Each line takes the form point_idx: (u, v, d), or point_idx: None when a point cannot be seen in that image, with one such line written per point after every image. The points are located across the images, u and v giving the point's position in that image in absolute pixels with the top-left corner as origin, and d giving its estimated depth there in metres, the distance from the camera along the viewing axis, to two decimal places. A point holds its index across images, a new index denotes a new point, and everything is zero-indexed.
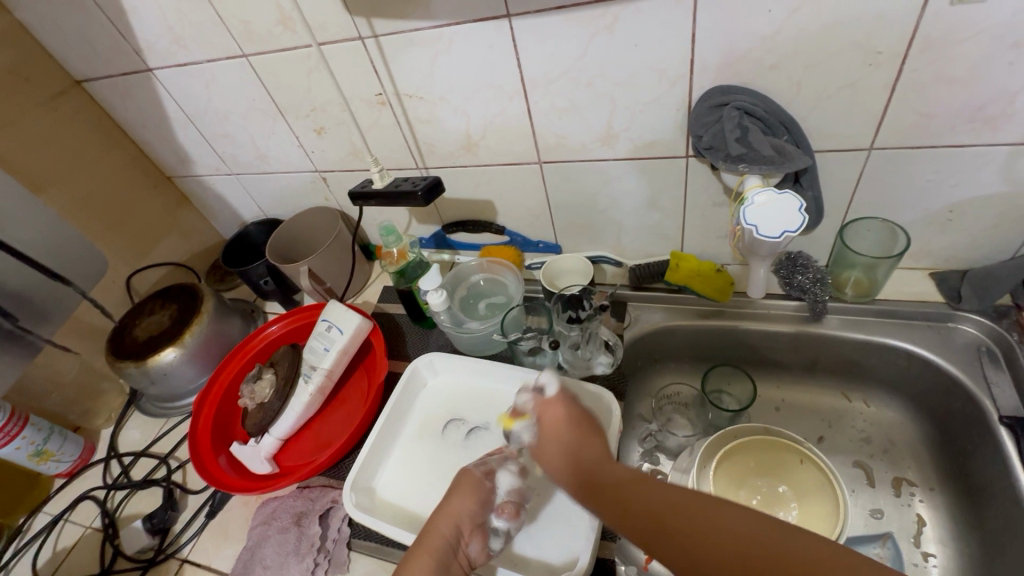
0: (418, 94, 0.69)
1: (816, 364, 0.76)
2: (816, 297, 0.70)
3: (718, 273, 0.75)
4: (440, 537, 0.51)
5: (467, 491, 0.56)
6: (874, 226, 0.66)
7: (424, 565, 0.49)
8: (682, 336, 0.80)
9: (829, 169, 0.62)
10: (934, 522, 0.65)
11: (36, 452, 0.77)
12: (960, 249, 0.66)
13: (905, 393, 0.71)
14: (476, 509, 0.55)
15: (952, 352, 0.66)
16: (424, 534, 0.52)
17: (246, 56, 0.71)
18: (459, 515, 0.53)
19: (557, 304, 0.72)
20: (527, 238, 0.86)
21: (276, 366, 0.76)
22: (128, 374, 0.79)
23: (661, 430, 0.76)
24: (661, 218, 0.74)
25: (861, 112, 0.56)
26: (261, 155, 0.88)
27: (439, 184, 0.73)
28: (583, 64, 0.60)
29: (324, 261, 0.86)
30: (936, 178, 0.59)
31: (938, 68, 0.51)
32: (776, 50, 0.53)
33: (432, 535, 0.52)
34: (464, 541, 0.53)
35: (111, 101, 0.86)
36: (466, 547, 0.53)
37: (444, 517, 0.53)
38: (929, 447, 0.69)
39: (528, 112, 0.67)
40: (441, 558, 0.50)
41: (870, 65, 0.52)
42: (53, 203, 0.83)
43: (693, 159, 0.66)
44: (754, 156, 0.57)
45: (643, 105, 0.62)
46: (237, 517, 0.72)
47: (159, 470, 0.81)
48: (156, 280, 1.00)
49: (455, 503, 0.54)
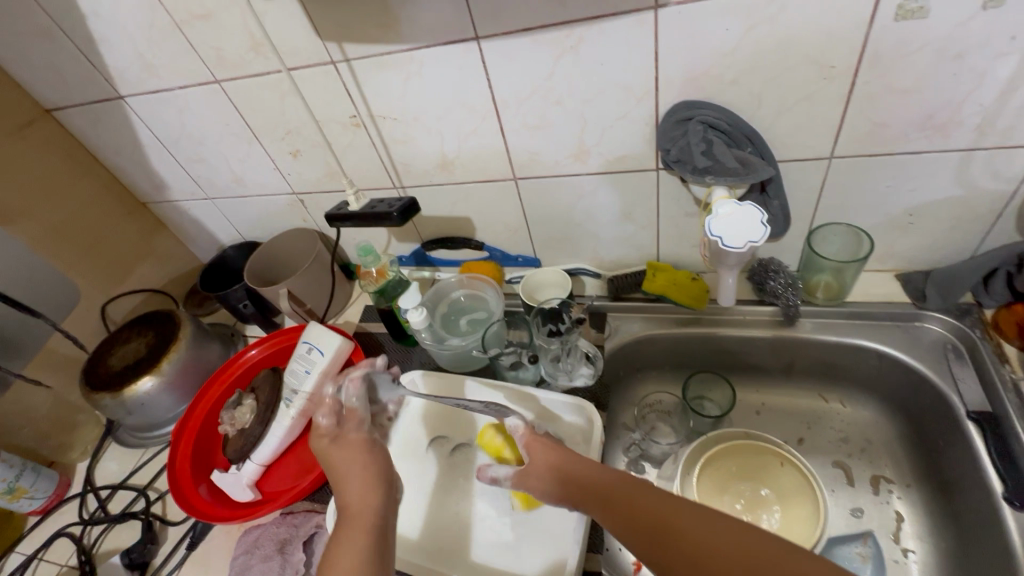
0: (392, 115, 0.70)
1: (793, 367, 0.77)
2: (789, 301, 0.72)
3: (695, 281, 0.76)
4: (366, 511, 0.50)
5: (357, 450, 0.55)
6: (841, 231, 0.68)
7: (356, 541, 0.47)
8: (662, 345, 0.80)
9: (794, 178, 0.64)
10: (912, 518, 0.66)
11: (8, 489, 0.74)
12: (922, 251, 0.68)
13: (878, 392, 0.73)
14: (378, 466, 0.54)
15: (920, 350, 0.68)
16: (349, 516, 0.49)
17: (218, 82, 0.71)
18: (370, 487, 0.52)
19: (537, 317, 0.74)
20: (506, 252, 0.86)
21: (256, 391, 0.76)
22: (104, 405, 0.78)
23: (645, 438, 0.77)
24: (636, 229, 0.76)
25: (819, 123, 0.58)
26: (238, 179, 0.88)
27: (413, 205, 0.73)
28: (551, 83, 0.61)
29: (305, 283, 0.87)
30: (894, 184, 0.62)
31: (888, 80, 0.53)
32: (735, 66, 0.55)
33: (357, 510, 0.50)
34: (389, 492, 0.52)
35: (82, 129, 0.85)
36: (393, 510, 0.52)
37: (359, 487, 0.52)
38: (903, 443, 0.70)
39: (500, 131, 0.68)
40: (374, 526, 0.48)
41: (824, 79, 0.54)
42: (22, 234, 0.82)
43: (663, 172, 0.67)
44: (720, 168, 0.59)
45: (611, 121, 0.63)
46: (219, 547, 0.71)
47: (137, 502, 0.79)
48: (132, 308, 0.99)
49: (356, 473, 0.53)
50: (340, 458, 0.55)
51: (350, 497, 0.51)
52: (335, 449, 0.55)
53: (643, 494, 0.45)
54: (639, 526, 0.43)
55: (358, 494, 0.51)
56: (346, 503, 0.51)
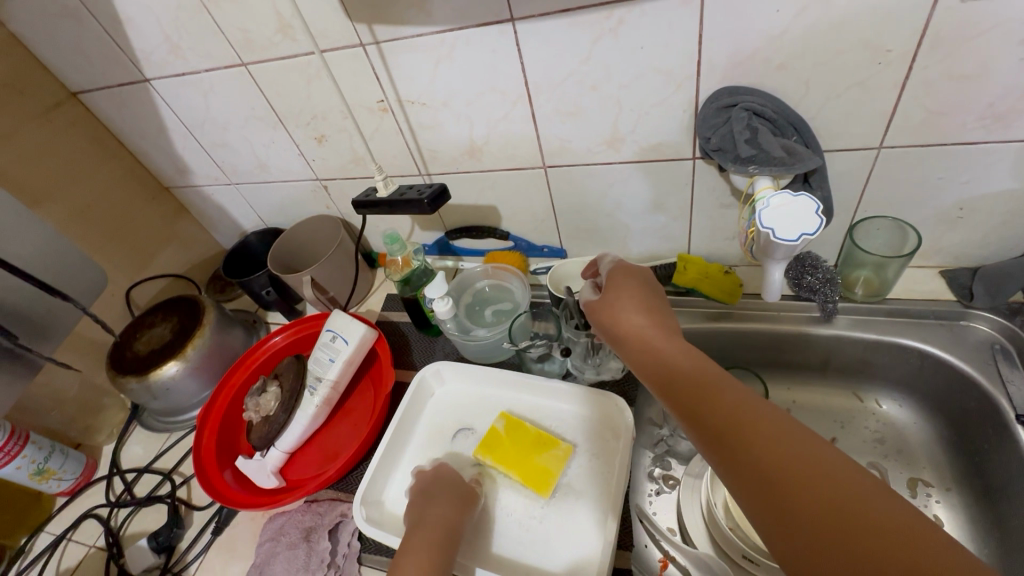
0: (420, 100, 0.68)
1: (827, 364, 0.75)
2: (827, 297, 0.69)
3: (728, 275, 0.74)
4: (436, 524, 0.55)
5: (447, 485, 0.60)
6: (884, 225, 0.65)
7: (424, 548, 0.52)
8: (693, 340, 0.78)
9: (838, 168, 0.61)
10: (952, 523, 0.64)
11: (37, 470, 0.75)
12: (969, 247, 0.66)
13: (917, 392, 0.71)
14: (460, 503, 0.58)
15: (966, 350, 0.65)
16: (420, 524, 0.55)
17: (245, 65, 0.70)
18: (445, 506, 0.57)
19: (566, 310, 0.71)
20: (531, 242, 0.85)
21: (280, 379, 0.75)
22: (130, 389, 0.78)
23: (672, 435, 0.74)
24: (668, 220, 0.74)
25: (871, 110, 0.55)
26: (262, 165, 0.87)
27: (445, 191, 0.71)
28: (587, 68, 0.59)
29: (328, 270, 0.86)
30: (946, 176, 0.59)
31: (949, 65, 0.50)
32: (784, 50, 0.53)
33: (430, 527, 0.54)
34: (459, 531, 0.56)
35: (108, 113, 0.85)
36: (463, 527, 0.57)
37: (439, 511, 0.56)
38: (943, 446, 0.68)
39: (531, 117, 0.66)
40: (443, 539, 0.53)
41: (879, 63, 0.52)
42: (49, 218, 0.82)
43: (699, 161, 0.65)
44: (765, 157, 0.56)
45: (649, 108, 0.61)
46: (245, 532, 0.71)
47: (163, 486, 0.79)
48: (155, 293, 0.99)
49: (441, 502, 0.58)
50: (433, 486, 0.60)
51: (430, 513, 0.56)
52: (428, 477, 0.62)
53: (730, 392, 0.39)
54: (696, 404, 0.40)
55: (437, 520, 0.55)
56: (424, 516, 0.56)
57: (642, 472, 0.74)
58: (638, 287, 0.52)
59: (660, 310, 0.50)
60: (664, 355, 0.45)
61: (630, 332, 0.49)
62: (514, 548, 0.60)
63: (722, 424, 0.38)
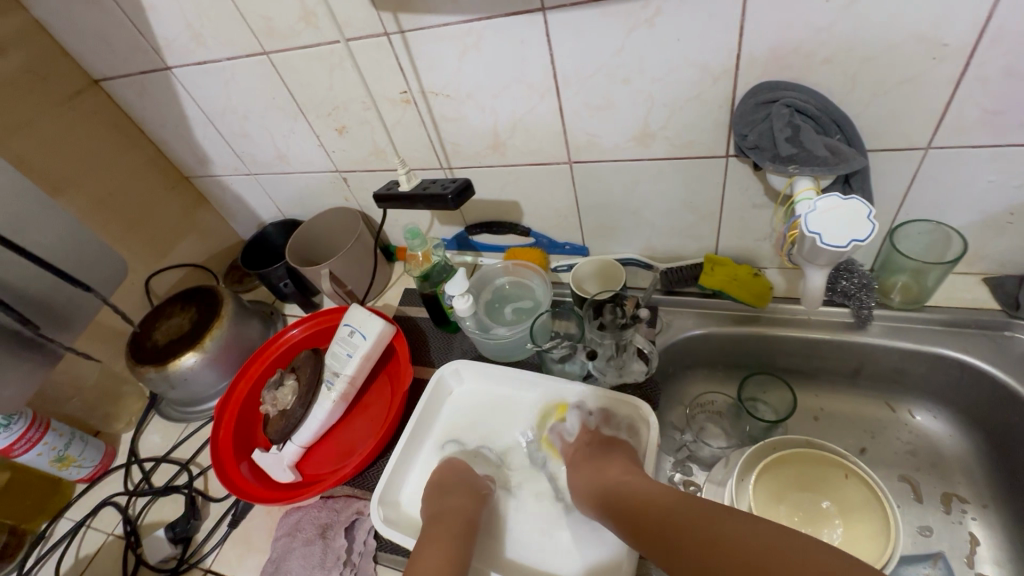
0: (444, 92, 0.67)
1: (859, 372, 0.72)
2: (862, 303, 0.66)
3: (757, 278, 0.71)
4: (455, 516, 0.58)
5: (462, 479, 0.62)
6: (926, 229, 0.62)
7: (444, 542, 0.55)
8: (716, 343, 0.76)
9: (881, 169, 0.59)
10: (988, 541, 0.62)
11: (57, 457, 0.76)
12: (1018, 253, 0.62)
13: (955, 404, 0.68)
14: (472, 496, 0.61)
15: (1010, 362, 0.62)
16: (438, 518, 0.58)
17: (267, 53, 0.69)
18: (460, 498, 0.60)
19: (589, 310, 0.70)
20: (553, 239, 0.83)
21: (297, 372, 0.74)
22: (148, 378, 0.78)
23: (695, 441, 0.73)
24: (696, 220, 0.71)
25: (921, 108, 0.52)
26: (281, 156, 0.86)
27: (468, 187, 0.70)
28: (620, 60, 0.57)
29: (347, 264, 0.85)
30: (998, 179, 0.56)
31: (1011, 61, 0.47)
32: (831, 43, 0.50)
33: (446, 523, 0.57)
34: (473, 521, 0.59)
35: (129, 101, 0.84)
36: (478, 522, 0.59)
37: (452, 505, 0.59)
38: (981, 461, 0.65)
39: (559, 110, 0.64)
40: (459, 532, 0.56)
41: (934, 58, 0.49)
42: (71, 206, 0.82)
43: (733, 159, 0.62)
44: (807, 157, 0.53)
45: (683, 102, 0.59)
46: (261, 526, 0.71)
47: (180, 476, 0.79)
48: (174, 282, 0.99)
49: (454, 495, 0.60)
50: (449, 480, 0.62)
51: (446, 507, 0.58)
52: (444, 472, 0.64)
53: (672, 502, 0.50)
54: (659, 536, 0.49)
55: (453, 512, 0.58)
56: (438, 511, 0.59)
57: (664, 479, 0.72)
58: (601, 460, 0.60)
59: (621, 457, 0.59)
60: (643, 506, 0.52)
61: (615, 493, 0.55)
62: (532, 554, 0.59)
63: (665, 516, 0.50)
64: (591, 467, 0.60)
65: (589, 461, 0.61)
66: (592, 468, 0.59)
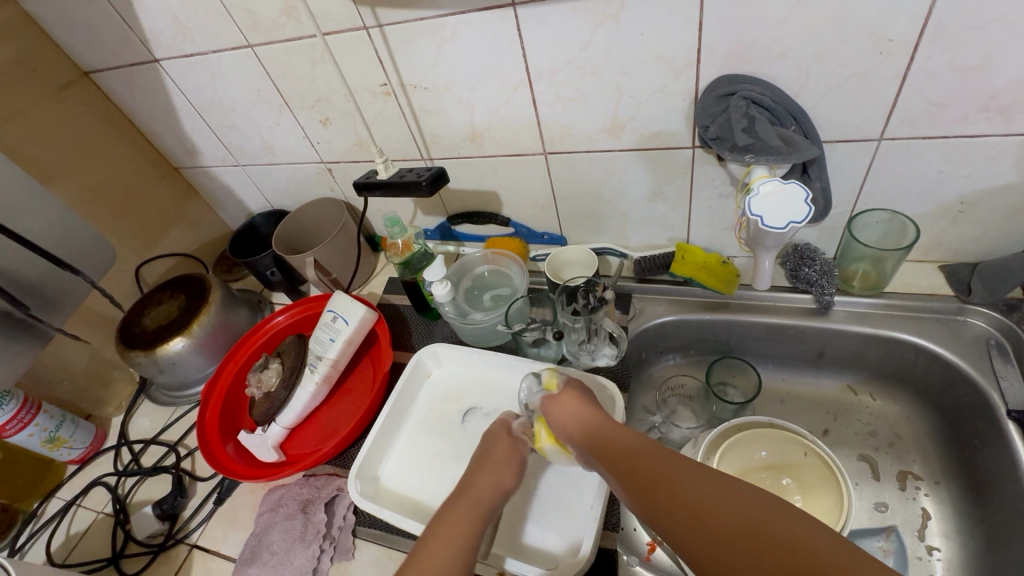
0: (423, 84, 0.69)
1: (822, 357, 0.75)
2: (823, 290, 0.69)
3: (724, 265, 0.74)
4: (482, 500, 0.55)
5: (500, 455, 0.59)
6: (882, 218, 0.65)
7: (464, 523, 0.52)
8: (686, 329, 0.79)
9: (838, 159, 0.61)
10: (939, 515, 0.64)
11: (50, 438, 0.78)
12: (970, 241, 0.65)
13: (912, 386, 0.71)
14: (507, 478, 0.57)
15: (961, 345, 0.65)
16: (466, 494, 0.55)
17: (251, 46, 0.71)
18: (497, 483, 0.56)
19: (561, 296, 0.73)
20: (532, 229, 0.85)
21: (282, 356, 0.77)
22: (137, 362, 0.80)
23: (665, 422, 0.76)
24: (667, 209, 0.74)
25: (870, 101, 0.55)
26: (268, 147, 0.88)
27: (443, 176, 0.73)
28: (588, 54, 0.59)
29: (331, 252, 0.87)
30: (946, 169, 0.58)
31: (951, 55, 0.50)
32: (783, 39, 0.53)
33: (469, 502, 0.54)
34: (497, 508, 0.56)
35: (119, 93, 0.86)
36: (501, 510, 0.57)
37: (483, 486, 0.56)
38: (934, 440, 0.68)
39: (532, 102, 0.66)
40: (481, 518, 0.53)
41: (880, 53, 0.51)
42: (61, 195, 0.84)
43: (698, 150, 0.65)
44: (762, 146, 0.56)
45: (649, 95, 0.61)
46: (245, 503, 0.73)
47: (168, 457, 0.82)
48: (164, 271, 1.02)
49: (495, 470, 0.57)
50: (491, 453, 0.60)
51: (476, 484, 0.56)
52: (484, 446, 0.61)
53: (658, 463, 0.48)
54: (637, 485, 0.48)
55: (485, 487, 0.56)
56: (473, 485, 0.56)
57: None
58: (586, 405, 0.56)
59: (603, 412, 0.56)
60: (626, 452, 0.51)
61: (595, 434, 0.53)
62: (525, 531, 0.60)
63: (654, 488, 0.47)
64: (569, 410, 0.56)
65: (571, 404, 0.57)
66: (576, 410, 0.56)
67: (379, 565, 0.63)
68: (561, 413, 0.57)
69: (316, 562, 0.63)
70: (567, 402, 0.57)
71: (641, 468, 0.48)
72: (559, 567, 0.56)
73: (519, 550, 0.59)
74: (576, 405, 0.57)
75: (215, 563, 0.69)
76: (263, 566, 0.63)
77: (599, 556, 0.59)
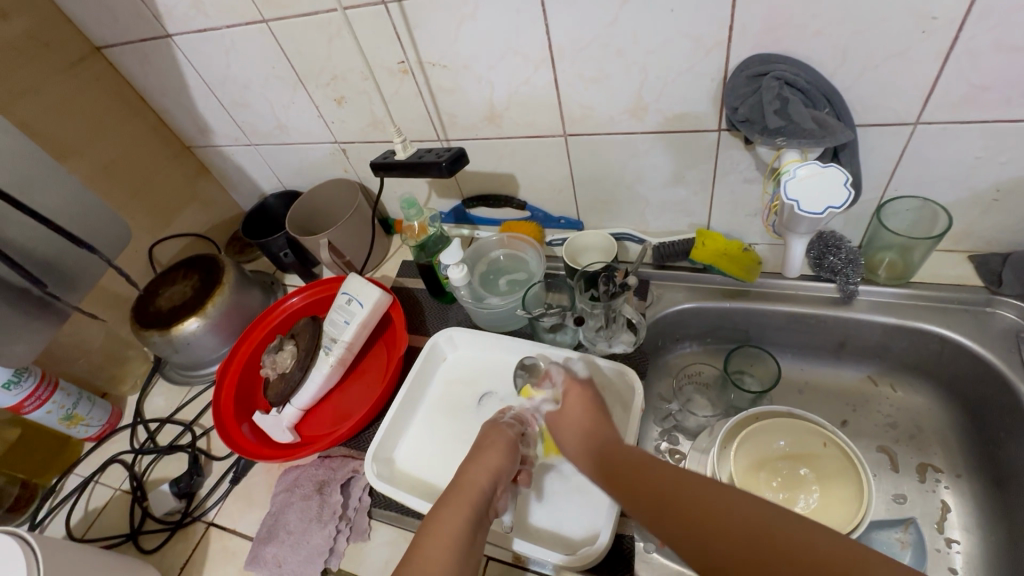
0: (442, 62, 0.67)
1: (843, 347, 0.74)
2: (848, 278, 0.68)
3: (746, 252, 0.73)
4: (478, 486, 0.51)
5: (504, 444, 0.56)
6: (913, 206, 0.63)
7: (460, 512, 0.48)
8: (705, 317, 0.78)
9: (870, 144, 0.59)
10: (959, 509, 0.64)
11: (66, 415, 0.79)
12: (1003, 231, 0.64)
13: (936, 378, 0.69)
14: (509, 465, 0.54)
15: (989, 337, 0.63)
16: (460, 481, 0.51)
17: (265, 21, 0.69)
18: (495, 471, 0.53)
19: (579, 282, 0.72)
20: (548, 213, 0.84)
21: (296, 338, 0.77)
22: (152, 342, 0.80)
23: (681, 410, 0.75)
24: (688, 194, 0.72)
25: (909, 83, 0.53)
26: (281, 126, 0.87)
27: (462, 156, 0.71)
28: (614, 31, 0.57)
29: (345, 234, 0.86)
30: (984, 155, 0.56)
31: (997, 35, 0.48)
32: (821, 15, 0.50)
33: (472, 486, 0.51)
34: (496, 496, 0.52)
35: (130, 69, 0.85)
36: (497, 502, 0.52)
37: (484, 469, 0.52)
38: (957, 433, 0.67)
39: (554, 82, 0.65)
40: (479, 507, 0.49)
41: (923, 32, 0.49)
42: (75, 171, 0.83)
43: (725, 133, 0.63)
44: (794, 129, 0.54)
45: (676, 75, 0.59)
46: (260, 484, 0.74)
47: (184, 436, 0.82)
48: (177, 251, 1.01)
49: (490, 456, 0.54)
50: (486, 440, 0.57)
51: (467, 470, 0.52)
52: (483, 432, 0.58)
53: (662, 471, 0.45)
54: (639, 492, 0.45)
55: (478, 474, 0.52)
56: (464, 473, 0.52)
57: (649, 446, 0.75)
58: (593, 410, 0.56)
59: (607, 416, 0.55)
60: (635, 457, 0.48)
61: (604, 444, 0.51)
62: (542, 517, 0.60)
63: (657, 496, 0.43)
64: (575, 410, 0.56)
65: (578, 408, 0.56)
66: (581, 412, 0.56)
67: (395, 547, 0.64)
68: (573, 414, 0.56)
69: (332, 542, 0.63)
70: (579, 404, 0.57)
71: (638, 478, 0.46)
72: (576, 553, 0.55)
73: (533, 535, 0.59)
74: (582, 409, 0.56)
75: (232, 541, 0.69)
76: (281, 545, 0.64)
77: (616, 542, 0.59)
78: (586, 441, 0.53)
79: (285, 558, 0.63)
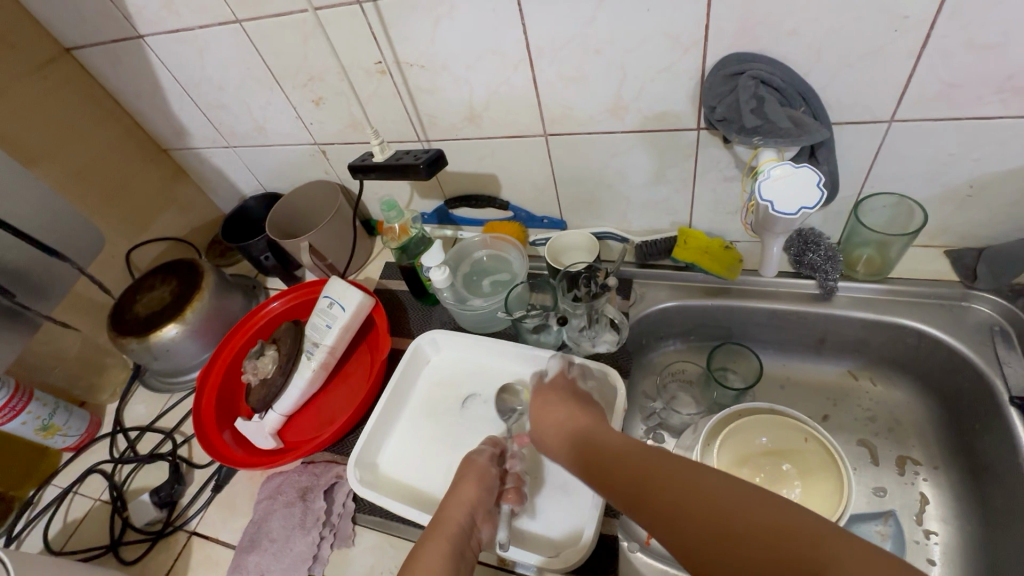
0: (419, 62, 0.67)
1: (824, 343, 0.74)
2: (828, 275, 0.68)
3: (727, 250, 0.74)
4: (455, 523, 0.53)
5: (479, 478, 0.57)
6: (888, 203, 0.64)
7: (440, 552, 0.50)
8: (688, 315, 0.78)
9: (847, 142, 0.60)
10: (937, 500, 0.65)
11: (43, 426, 0.77)
12: (977, 226, 0.64)
13: (914, 372, 0.70)
14: (485, 498, 0.56)
15: (966, 331, 0.64)
16: (438, 520, 0.53)
17: (239, 21, 0.68)
18: (470, 504, 0.54)
19: (562, 282, 0.72)
20: (531, 213, 0.83)
21: (278, 342, 0.76)
22: (131, 349, 0.79)
23: (665, 408, 0.76)
24: (669, 192, 0.72)
25: (882, 81, 0.53)
26: (259, 128, 0.85)
27: (441, 157, 0.71)
28: (591, 31, 0.57)
29: (326, 237, 0.85)
30: (957, 152, 0.57)
31: (967, 32, 0.48)
32: (796, 14, 0.50)
33: (448, 524, 0.52)
34: (477, 528, 0.54)
35: (102, 70, 0.83)
36: (478, 533, 0.54)
37: (457, 506, 0.54)
38: (935, 426, 0.68)
39: (532, 81, 0.64)
40: (457, 543, 0.51)
41: (895, 30, 0.49)
42: (46, 177, 0.81)
43: (704, 132, 0.63)
44: (770, 128, 0.55)
45: (654, 74, 0.59)
46: (243, 491, 0.73)
47: (165, 444, 0.81)
48: (156, 255, 0.99)
49: (466, 492, 0.55)
50: (461, 475, 0.58)
51: (444, 505, 0.54)
52: (458, 467, 0.60)
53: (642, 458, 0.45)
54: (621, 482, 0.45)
55: (454, 511, 0.53)
56: (446, 510, 0.53)
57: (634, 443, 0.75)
58: (566, 409, 0.56)
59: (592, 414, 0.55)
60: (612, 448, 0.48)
61: (579, 436, 0.52)
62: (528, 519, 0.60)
63: (638, 487, 0.43)
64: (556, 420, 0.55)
65: (561, 411, 0.56)
66: (564, 413, 0.55)
67: (379, 553, 0.63)
68: (552, 413, 0.56)
69: (316, 549, 0.63)
70: (558, 404, 0.57)
71: (619, 469, 0.46)
72: (561, 554, 0.56)
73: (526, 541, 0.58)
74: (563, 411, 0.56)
75: (215, 551, 0.69)
76: (264, 553, 0.63)
77: (600, 542, 0.59)
78: (565, 439, 0.53)
79: (268, 566, 0.62)
